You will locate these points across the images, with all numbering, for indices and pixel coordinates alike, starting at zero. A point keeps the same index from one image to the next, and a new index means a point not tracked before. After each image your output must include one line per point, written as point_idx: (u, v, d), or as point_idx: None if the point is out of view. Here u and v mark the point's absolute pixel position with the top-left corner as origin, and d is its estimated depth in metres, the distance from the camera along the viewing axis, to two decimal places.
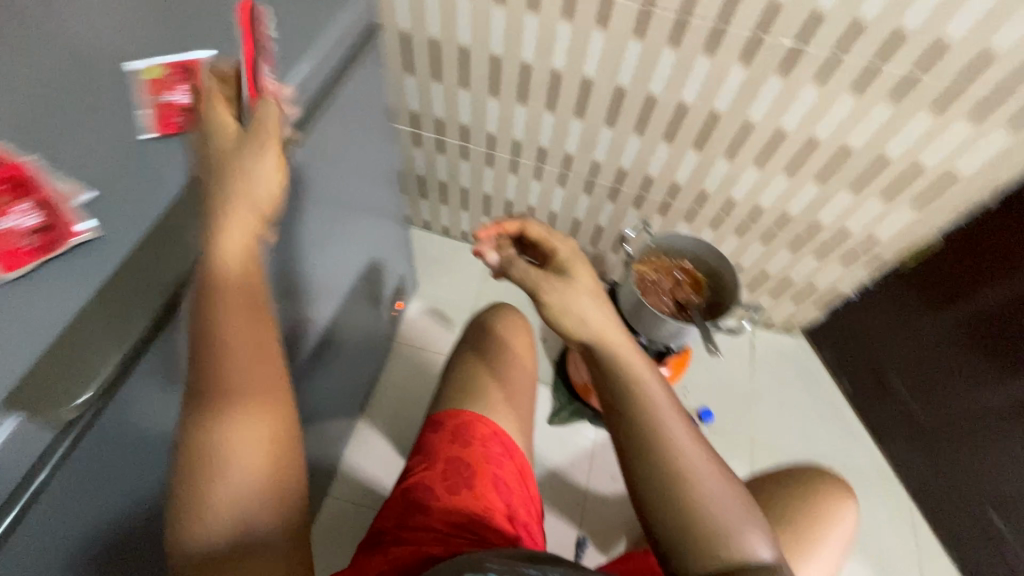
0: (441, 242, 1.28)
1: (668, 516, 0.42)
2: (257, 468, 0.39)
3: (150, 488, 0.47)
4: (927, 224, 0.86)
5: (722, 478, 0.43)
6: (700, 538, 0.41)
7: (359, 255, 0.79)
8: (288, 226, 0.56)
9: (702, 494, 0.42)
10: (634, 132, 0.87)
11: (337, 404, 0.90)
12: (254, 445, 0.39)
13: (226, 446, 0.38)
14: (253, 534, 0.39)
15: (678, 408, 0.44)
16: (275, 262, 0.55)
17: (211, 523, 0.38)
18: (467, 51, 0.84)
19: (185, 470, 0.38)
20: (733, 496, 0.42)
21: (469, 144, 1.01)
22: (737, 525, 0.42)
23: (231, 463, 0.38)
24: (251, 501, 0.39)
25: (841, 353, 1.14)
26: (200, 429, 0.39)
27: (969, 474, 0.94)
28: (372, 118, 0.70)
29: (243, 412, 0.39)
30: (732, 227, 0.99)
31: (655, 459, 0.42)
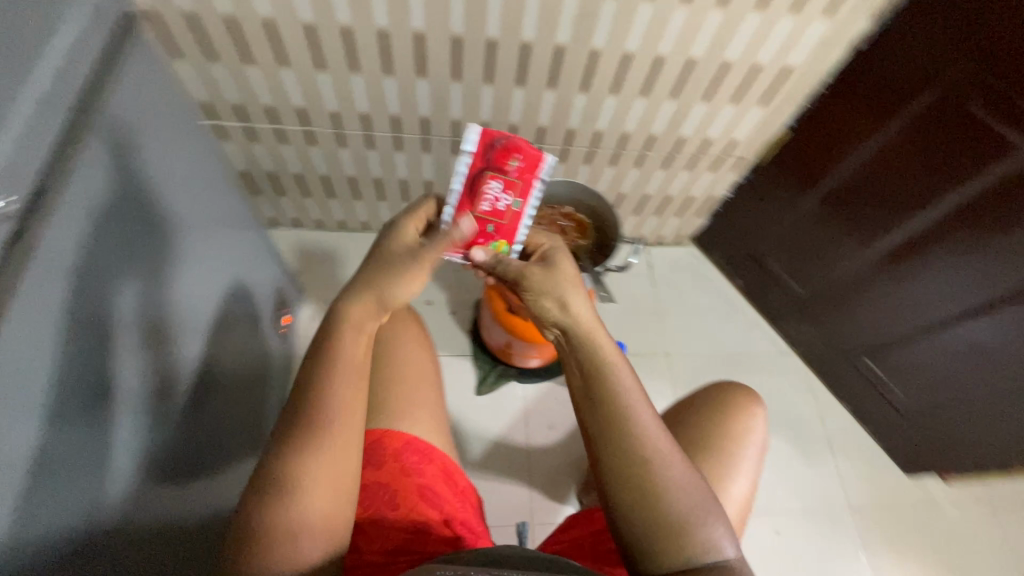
0: (319, 237, 1.19)
1: (637, 510, 0.44)
2: (335, 482, 0.48)
3: (117, 465, 0.56)
4: (773, 116, 0.91)
5: (686, 466, 0.46)
6: (665, 530, 0.44)
7: (196, 277, 0.70)
8: (111, 271, 0.53)
9: (667, 486, 0.45)
10: (482, 82, 0.81)
11: (230, 452, 0.82)
12: (340, 459, 0.48)
13: (321, 455, 0.47)
14: (309, 549, 0.46)
15: (646, 403, 0.47)
16: (137, 311, 0.58)
17: (284, 527, 0.45)
18: (274, 24, 0.71)
19: (277, 466, 0.47)
20: (695, 484, 0.46)
21: (312, 128, 0.90)
22: (701, 511, 0.45)
23: (320, 469, 0.47)
24: (334, 504, 0.48)
25: (727, 250, 1.21)
26: (300, 435, 0.47)
27: (846, 334, 1.06)
28: (166, 125, 0.62)
29: (336, 429, 0.48)
30: (605, 158, 0.98)
31: (628, 454, 0.45)
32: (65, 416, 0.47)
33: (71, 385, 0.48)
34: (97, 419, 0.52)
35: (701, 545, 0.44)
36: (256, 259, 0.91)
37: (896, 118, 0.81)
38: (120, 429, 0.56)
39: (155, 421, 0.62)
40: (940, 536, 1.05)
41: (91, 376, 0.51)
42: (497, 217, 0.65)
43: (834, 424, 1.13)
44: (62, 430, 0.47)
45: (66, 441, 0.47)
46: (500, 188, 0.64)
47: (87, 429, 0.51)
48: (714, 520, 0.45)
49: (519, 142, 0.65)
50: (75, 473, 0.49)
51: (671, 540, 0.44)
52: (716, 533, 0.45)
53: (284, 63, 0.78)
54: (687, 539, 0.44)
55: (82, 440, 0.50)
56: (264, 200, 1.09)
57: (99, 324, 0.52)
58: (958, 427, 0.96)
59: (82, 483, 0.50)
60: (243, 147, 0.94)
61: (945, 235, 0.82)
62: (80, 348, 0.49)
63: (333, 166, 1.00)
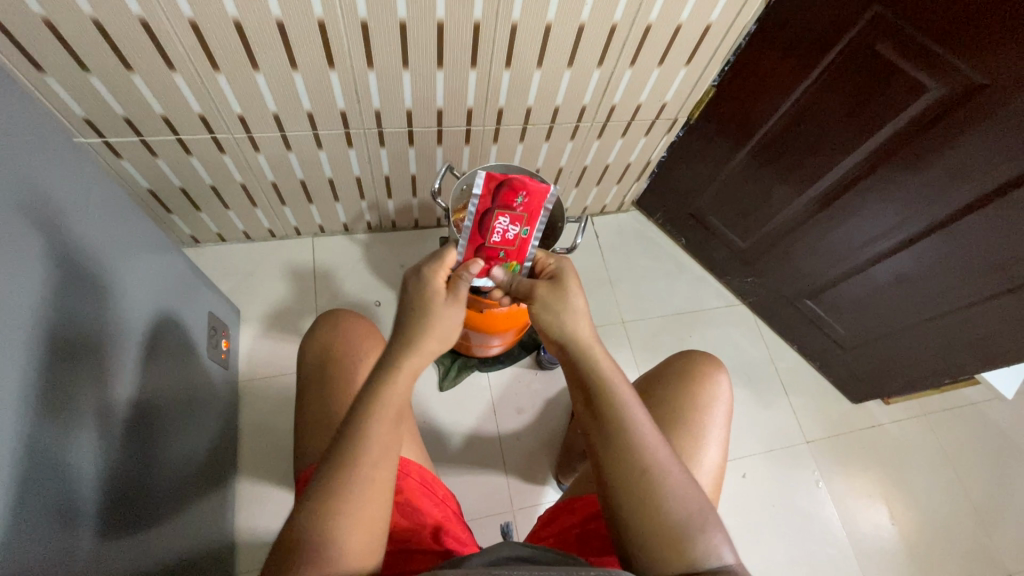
0: (248, 250, 1.11)
1: (642, 519, 0.48)
2: (377, 507, 0.49)
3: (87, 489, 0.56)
4: (698, 75, 0.91)
5: (687, 477, 0.50)
6: (667, 537, 0.48)
7: (111, 307, 0.66)
8: (53, 307, 0.55)
9: (669, 496, 0.49)
10: (399, 68, 0.76)
11: (189, 494, 0.78)
12: (382, 485, 0.50)
13: (368, 477, 0.49)
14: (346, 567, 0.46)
15: (650, 425, 0.52)
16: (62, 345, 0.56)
17: (330, 541, 0.46)
18: (151, 24, 0.63)
19: (331, 479, 0.48)
20: (694, 493, 0.50)
21: (217, 135, 0.82)
22: (700, 518, 0.49)
23: (367, 492, 0.48)
24: (365, 530, 0.48)
25: (668, 211, 1.23)
26: (353, 453, 0.49)
27: (786, 281, 1.10)
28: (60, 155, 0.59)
29: (382, 458, 0.50)
30: (539, 134, 0.95)
31: (635, 468, 0.50)
32: (21, 448, 0.49)
33: (23, 415, 0.50)
34: (48, 446, 0.53)
35: (700, 550, 0.47)
36: (184, 285, 0.85)
37: (815, 68, 0.82)
38: (72, 461, 0.56)
39: (113, 463, 0.62)
40: (885, 454, 1.14)
41: (39, 407, 0.52)
42: (506, 244, 0.73)
43: (784, 366, 1.19)
44: (24, 460, 0.49)
45: (28, 472, 0.50)
46: (508, 222, 0.72)
47: (40, 464, 0.51)
48: (713, 526, 0.49)
49: (525, 180, 0.71)
50: (37, 508, 0.50)
51: (673, 549, 0.47)
52: (715, 539, 0.48)
53: (172, 67, 0.69)
54: (688, 547, 0.47)
55: (34, 473, 0.50)
56: (178, 218, 1.00)
57: (45, 357, 0.53)
58: (894, 354, 1.03)
59: (45, 518, 0.51)
60: (143, 163, 0.85)
61: (868, 177, 0.85)
62: (29, 379, 0.51)
63: (251, 173, 0.92)
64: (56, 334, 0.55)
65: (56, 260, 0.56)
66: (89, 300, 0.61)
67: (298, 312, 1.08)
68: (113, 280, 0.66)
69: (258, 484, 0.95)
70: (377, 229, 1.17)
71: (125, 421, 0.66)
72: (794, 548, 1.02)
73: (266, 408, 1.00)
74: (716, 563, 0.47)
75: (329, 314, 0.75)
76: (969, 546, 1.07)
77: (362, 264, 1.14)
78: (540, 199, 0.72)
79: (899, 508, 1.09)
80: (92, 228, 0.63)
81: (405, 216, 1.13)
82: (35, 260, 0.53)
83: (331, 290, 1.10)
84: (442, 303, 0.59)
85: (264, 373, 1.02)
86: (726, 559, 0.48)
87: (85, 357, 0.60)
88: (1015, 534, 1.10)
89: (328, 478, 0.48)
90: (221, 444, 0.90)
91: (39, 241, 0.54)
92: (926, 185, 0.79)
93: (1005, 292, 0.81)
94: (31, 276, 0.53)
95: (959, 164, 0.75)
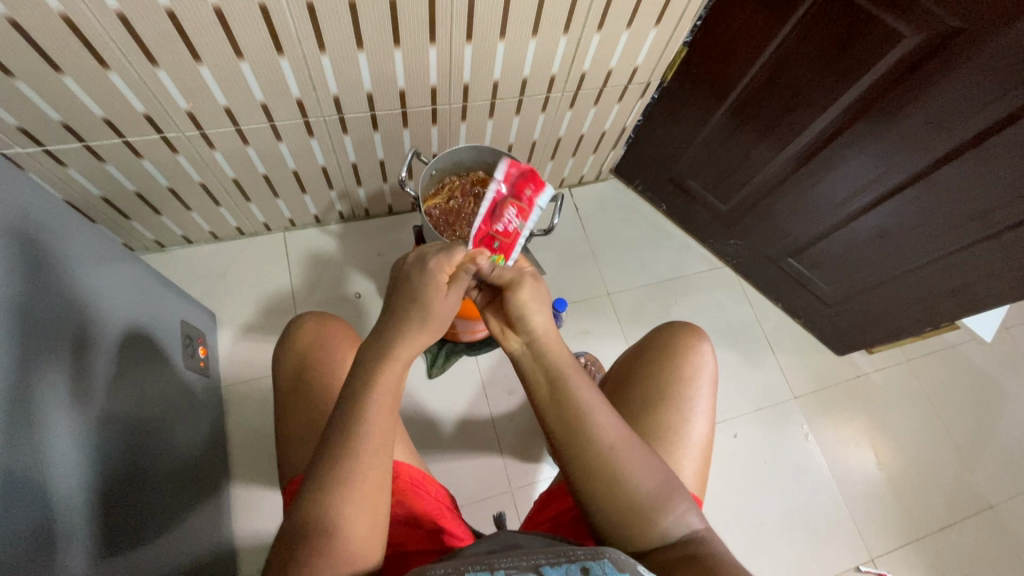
0: (217, 250, 1.07)
1: (611, 500, 0.49)
2: (376, 497, 0.49)
3: (72, 499, 0.55)
4: (669, 35, 0.87)
5: (648, 453, 0.51)
6: (635, 515, 0.48)
7: (84, 324, 0.64)
8: (39, 306, 0.57)
9: (632, 474, 0.49)
10: (353, 50, 0.71)
11: (179, 506, 0.76)
12: (380, 476, 0.49)
13: (363, 469, 0.48)
14: (348, 556, 0.46)
15: (608, 405, 0.53)
16: (41, 364, 0.55)
17: (331, 535, 0.46)
18: (75, 21, 0.58)
19: (329, 475, 0.47)
20: (657, 471, 0.50)
21: (167, 135, 0.77)
22: (665, 492, 0.49)
23: (364, 484, 0.48)
24: (367, 517, 0.47)
25: (647, 178, 1.20)
26: (346, 447, 0.48)
27: (768, 241, 1.10)
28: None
29: (378, 447, 0.49)
30: (509, 108, 0.91)
31: (599, 451, 0.50)
32: (9, 460, 0.48)
33: (14, 416, 0.50)
34: (37, 452, 0.52)
35: (668, 524, 0.49)
36: (153, 292, 0.82)
37: (787, 22, 0.79)
38: (65, 458, 0.56)
39: (104, 474, 0.61)
40: (870, 402, 1.17)
41: (31, 404, 0.53)
42: (503, 236, 0.70)
43: (770, 325, 1.20)
44: (12, 474, 0.49)
45: (16, 487, 0.49)
46: (514, 214, 0.70)
47: (30, 475, 0.51)
48: (678, 497, 0.50)
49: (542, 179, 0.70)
50: (26, 523, 0.49)
51: (644, 525, 0.48)
52: (681, 509, 0.49)
53: (106, 65, 0.64)
54: (657, 522, 0.49)
55: (25, 485, 0.50)
56: (139, 223, 0.95)
57: (35, 356, 0.54)
58: (876, 306, 1.04)
59: (35, 533, 0.50)
60: (91, 171, 0.80)
61: (846, 131, 0.84)
62: (23, 375, 0.52)
63: (210, 172, 0.87)
64: (40, 331, 0.56)
65: (29, 262, 0.57)
66: (66, 305, 0.61)
67: (276, 310, 1.05)
68: (84, 282, 0.65)
69: (253, 489, 0.94)
70: (350, 218, 1.13)
71: (111, 439, 0.64)
72: (787, 502, 1.05)
73: (251, 411, 0.98)
74: (683, 533, 0.49)
75: (302, 317, 0.72)
76: (952, 484, 1.11)
77: (338, 256, 1.10)
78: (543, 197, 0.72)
79: (885, 454, 1.12)
80: (60, 232, 0.63)
81: (377, 203, 1.10)
82: (15, 265, 0.54)
83: (309, 286, 1.07)
84: (436, 299, 0.54)
85: (248, 376, 1.00)
86: (692, 526, 0.50)
87: (68, 354, 0.60)
88: (995, 467, 1.14)
89: (323, 475, 0.48)
90: (210, 452, 0.89)
91: (15, 242, 0.55)
92: (904, 136, 0.78)
93: (984, 238, 0.81)
94: (13, 280, 0.53)
95: (937, 114, 0.73)
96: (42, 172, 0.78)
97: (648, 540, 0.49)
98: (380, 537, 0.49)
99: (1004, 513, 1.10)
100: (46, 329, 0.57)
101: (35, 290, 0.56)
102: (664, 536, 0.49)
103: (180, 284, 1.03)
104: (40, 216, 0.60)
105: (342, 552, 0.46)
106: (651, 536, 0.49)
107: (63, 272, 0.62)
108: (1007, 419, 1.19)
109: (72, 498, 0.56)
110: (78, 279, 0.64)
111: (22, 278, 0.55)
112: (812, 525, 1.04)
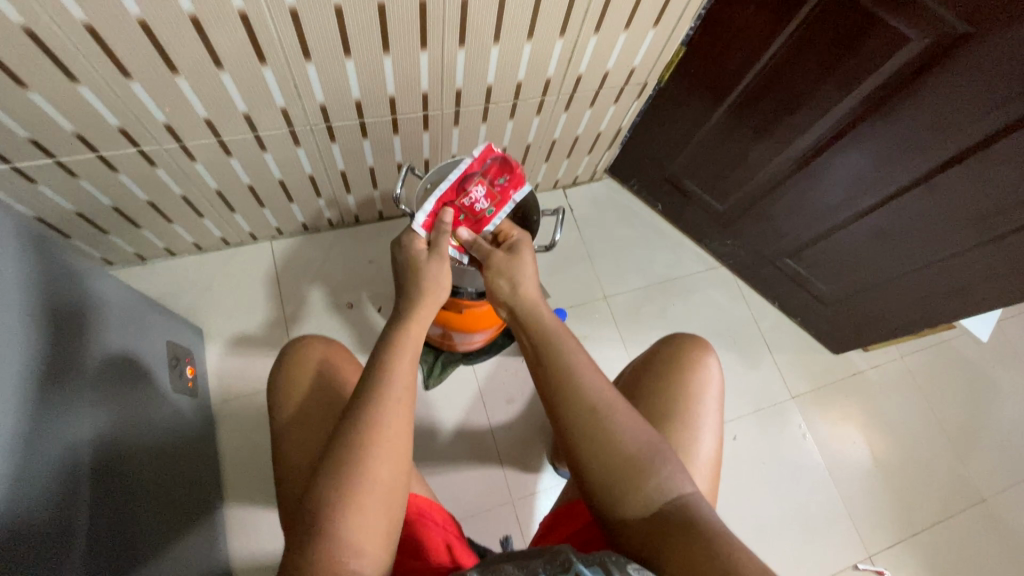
0: (202, 262, 1.03)
1: (596, 456, 0.49)
2: (395, 481, 0.46)
3: (70, 506, 0.55)
4: (667, 35, 0.84)
5: (632, 411, 0.51)
6: (619, 475, 0.48)
7: (69, 349, 0.61)
8: (27, 323, 0.55)
9: (617, 430, 0.50)
10: (340, 58, 0.67)
11: (173, 532, 0.74)
12: (400, 452, 0.47)
13: (388, 428, 0.47)
14: (355, 539, 0.43)
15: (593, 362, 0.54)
16: (30, 365, 0.54)
17: (359, 494, 0.44)
18: (39, 33, 0.54)
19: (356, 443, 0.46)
20: (643, 429, 0.50)
21: (144, 148, 0.73)
22: (649, 453, 0.49)
23: (387, 447, 0.47)
24: (384, 504, 0.45)
25: (643, 177, 1.18)
26: (375, 408, 0.48)
27: (764, 241, 1.09)
28: None
29: (402, 406, 0.49)
30: (503, 112, 0.88)
31: (579, 405, 0.51)
32: (13, 458, 0.49)
33: (18, 413, 0.51)
34: (37, 451, 0.52)
35: (655, 486, 0.48)
36: (136, 311, 0.79)
37: (789, 22, 0.77)
38: (56, 454, 0.55)
39: (100, 483, 0.61)
40: (866, 400, 1.17)
41: (20, 440, 0.50)
42: (469, 212, 0.73)
43: (767, 325, 1.19)
44: (15, 471, 0.49)
45: (18, 483, 0.49)
46: (482, 193, 0.73)
47: (25, 519, 0.49)
48: (667, 460, 0.49)
49: (514, 168, 0.75)
50: (29, 521, 0.49)
51: (631, 483, 0.48)
52: (668, 470, 0.48)
53: (75, 79, 0.60)
54: (646, 481, 0.48)
55: (28, 483, 0.50)
56: (117, 237, 0.91)
57: (27, 356, 0.54)
58: (874, 305, 1.03)
59: (37, 534, 0.50)
60: (64, 186, 0.76)
61: (846, 134, 0.83)
62: (21, 372, 0.53)
63: (191, 184, 0.83)
64: (24, 362, 0.53)
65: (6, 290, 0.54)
66: (47, 330, 0.58)
67: (265, 324, 1.01)
68: (67, 303, 0.63)
69: (248, 508, 0.91)
70: (339, 225, 1.10)
71: (102, 462, 0.62)
72: (786, 502, 1.05)
73: (243, 428, 0.95)
74: (672, 496, 0.47)
75: (304, 339, 0.70)
76: (946, 479, 1.12)
77: (328, 265, 1.07)
78: (516, 186, 0.74)
79: (881, 450, 1.13)
80: (35, 256, 0.60)
81: (367, 210, 1.06)
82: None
83: (298, 298, 1.04)
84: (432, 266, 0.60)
85: (239, 393, 0.97)
86: (683, 490, 0.48)
87: (56, 378, 0.58)
88: (987, 459, 1.16)
89: (350, 437, 0.46)
90: (202, 474, 0.86)
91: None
92: (906, 139, 0.77)
93: (985, 242, 0.80)
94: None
95: (940, 118, 0.72)
96: (11, 190, 0.73)
97: (637, 503, 0.48)
98: (399, 515, 0.47)
99: (997, 506, 1.12)
100: (34, 335, 0.56)
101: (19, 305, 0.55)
102: (652, 500, 0.47)
103: (163, 299, 0.99)
104: (11, 240, 0.56)
105: (363, 522, 0.44)
106: (640, 496, 0.48)
107: (45, 291, 0.60)
108: (999, 413, 1.20)
109: (70, 506, 0.55)
110: (62, 299, 0.62)
111: (5, 299, 0.53)
112: (811, 524, 1.04)
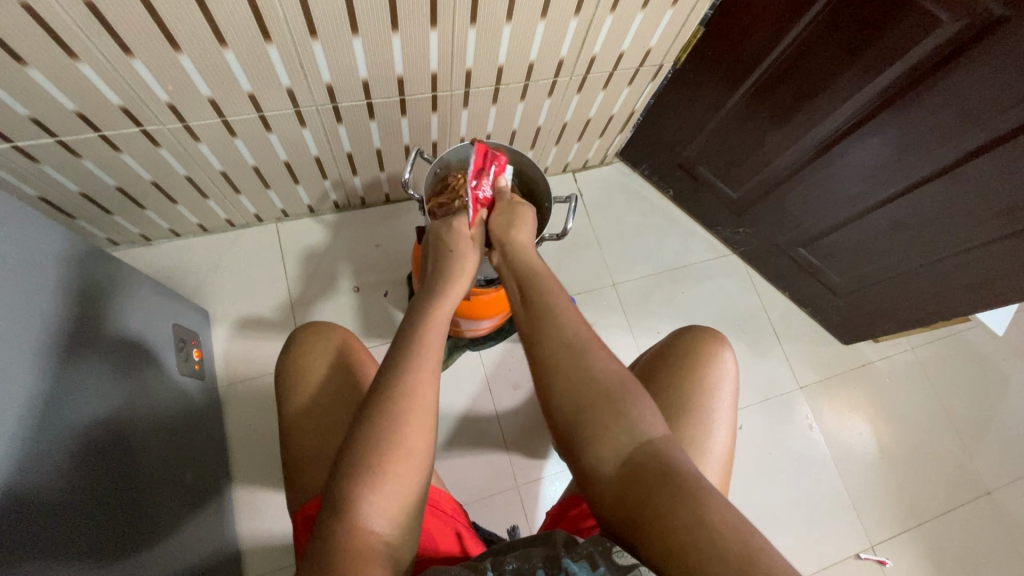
0: (206, 243, 1.02)
1: (574, 399, 0.48)
2: (420, 462, 0.45)
3: (93, 484, 0.57)
4: (686, 14, 0.81)
5: (608, 354, 0.50)
6: (594, 417, 0.46)
7: (80, 332, 0.61)
8: (38, 305, 0.55)
9: (596, 369, 0.49)
10: (347, 35, 0.65)
11: (183, 513, 0.75)
12: (424, 432, 0.46)
13: (411, 409, 0.46)
14: (372, 519, 0.42)
15: (576, 309, 0.54)
16: (46, 339, 0.55)
17: (395, 466, 0.43)
18: (35, 7, 0.52)
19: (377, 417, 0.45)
20: (615, 372, 0.49)
21: (147, 129, 0.72)
22: (621, 389, 0.47)
23: (413, 426, 0.45)
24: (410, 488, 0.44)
25: (654, 161, 1.15)
26: (393, 380, 0.47)
27: (778, 229, 1.07)
28: None
29: (429, 384, 0.48)
30: (514, 93, 0.86)
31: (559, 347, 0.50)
32: (48, 429, 0.52)
33: (39, 381, 0.52)
34: (55, 420, 0.54)
35: (626, 428, 0.45)
36: (144, 292, 0.79)
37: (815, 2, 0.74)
38: (66, 431, 0.55)
39: (117, 462, 0.62)
40: (874, 391, 1.16)
41: (44, 417, 0.52)
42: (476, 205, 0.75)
43: (776, 313, 1.18)
44: (49, 442, 0.52)
45: (51, 455, 0.52)
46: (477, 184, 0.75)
47: (57, 497, 0.52)
48: (635, 397, 0.47)
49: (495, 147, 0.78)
50: (63, 492, 0.53)
51: (600, 424, 0.46)
52: (639, 411, 0.46)
53: (75, 55, 0.59)
54: (616, 422, 0.46)
55: (53, 451, 0.52)
56: (121, 217, 0.90)
57: (41, 329, 0.55)
58: (887, 297, 1.02)
59: (69, 502, 0.53)
60: (67, 166, 0.74)
61: (868, 121, 0.80)
62: (41, 347, 0.54)
63: (195, 165, 0.82)
64: (40, 338, 0.54)
65: (15, 274, 0.53)
66: (59, 311, 0.58)
67: (271, 307, 1.01)
68: (80, 285, 0.63)
69: (256, 491, 0.92)
70: (345, 208, 1.08)
71: (113, 442, 0.62)
72: (790, 493, 1.05)
73: (250, 411, 0.96)
74: (643, 440, 0.45)
75: (319, 324, 0.69)
76: (952, 472, 1.12)
77: (334, 248, 1.06)
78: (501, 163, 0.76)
79: (887, 442, 1.12)
80: (45, 236, 0.59)
81: (374, 192, 1.05)
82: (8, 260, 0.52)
83: (305, 281, 1.03)
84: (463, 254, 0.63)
85: (246, 375, 0.97)
86: (651, 433, 0.45)
87: (67, 359, 0.58)
88: (993, 452, 1.15)
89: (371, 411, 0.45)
90: (210, 456, 0.87)
91: (8, 242, 0.52)
92: (934, 127, 0.74)
93: (1006, 235, 0.78)
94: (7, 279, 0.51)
95: (968, 106, 0.70)
96: (12, 169, 0.72)
97: (608, 450, 0.45)
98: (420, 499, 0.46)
99: (1001, 499, 1.12)
100: (47, 315, 0.56)
101: (30, 286, 0.54)
102: (621, 446, 0.45)
103: (169, 280, 0.99)
104: (24, 218, 0.56)
105: (396, 494, 0.43)
106: (611, 443, 0.45)
107: (54, 274, 0.59)
108: (1009, 406, 1.19)
109: (94, 484, 0.57)
110: (72, 281, 0.62)
111: (15, 279, 0.53)
112: (813, 514, 1.04)
